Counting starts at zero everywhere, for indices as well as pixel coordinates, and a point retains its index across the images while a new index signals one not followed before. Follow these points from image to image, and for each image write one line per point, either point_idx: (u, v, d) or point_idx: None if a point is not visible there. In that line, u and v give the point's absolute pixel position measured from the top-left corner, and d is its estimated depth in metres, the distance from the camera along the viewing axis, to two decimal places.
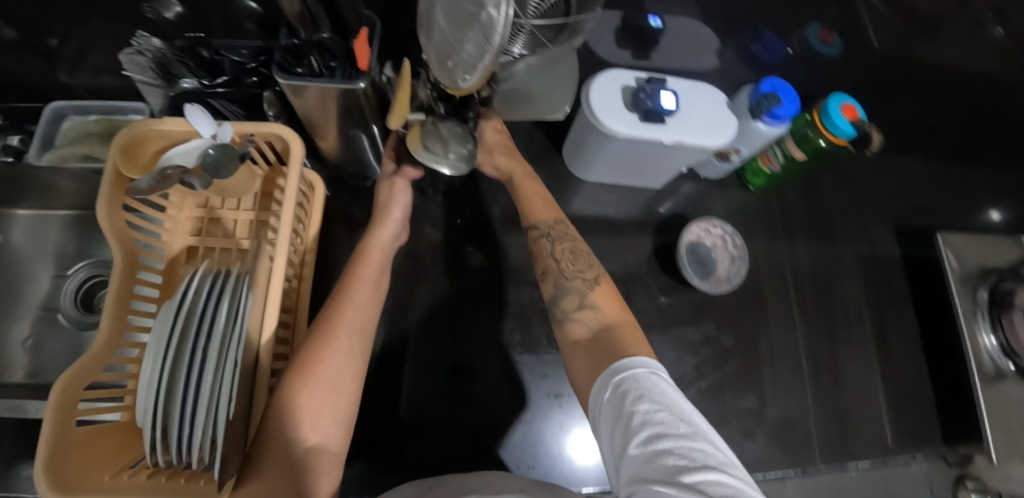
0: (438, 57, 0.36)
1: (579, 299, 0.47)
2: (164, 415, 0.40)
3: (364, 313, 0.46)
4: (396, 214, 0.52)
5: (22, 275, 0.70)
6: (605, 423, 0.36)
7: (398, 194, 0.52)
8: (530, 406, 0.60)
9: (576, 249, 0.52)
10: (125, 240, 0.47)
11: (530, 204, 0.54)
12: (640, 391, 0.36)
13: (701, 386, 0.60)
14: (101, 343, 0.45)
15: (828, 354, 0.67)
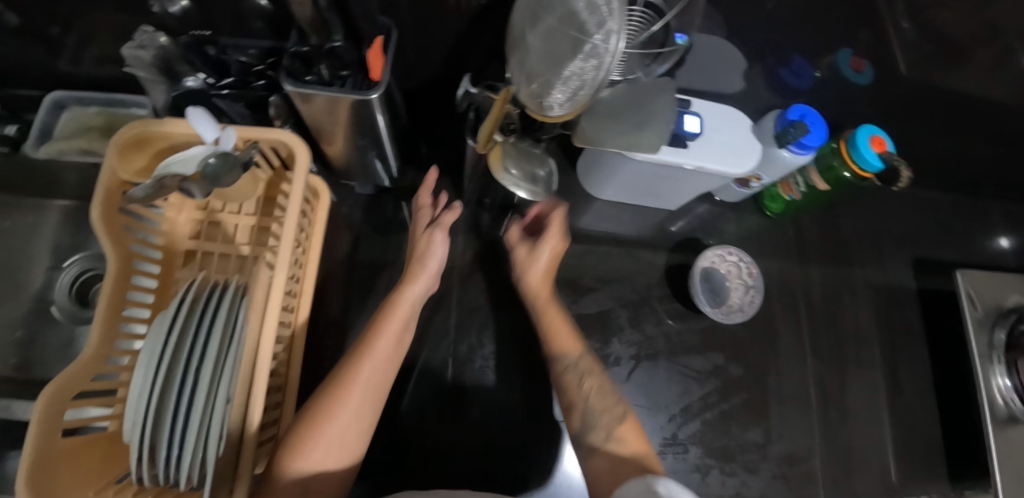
0: (530, 83, 0.41)
1: (604, 431, 0.43)
2: (152, 432, 0.38)
3: (386, 368, 0.42)
4: (432, 267, 0.49)
5: (16, 265, 0.68)
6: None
7: (433, 248, 0.50)
8: (529, 427, 0.59)
9: (603, 385, 0.48)
10: (119, 243, 0.45)
11: (556, 334, 0.51)
12: (664, 476, 0.33)
13: (707, 418, 0.58)
14: (91, 351, 0.43)
15: (838, 389, 0.65)
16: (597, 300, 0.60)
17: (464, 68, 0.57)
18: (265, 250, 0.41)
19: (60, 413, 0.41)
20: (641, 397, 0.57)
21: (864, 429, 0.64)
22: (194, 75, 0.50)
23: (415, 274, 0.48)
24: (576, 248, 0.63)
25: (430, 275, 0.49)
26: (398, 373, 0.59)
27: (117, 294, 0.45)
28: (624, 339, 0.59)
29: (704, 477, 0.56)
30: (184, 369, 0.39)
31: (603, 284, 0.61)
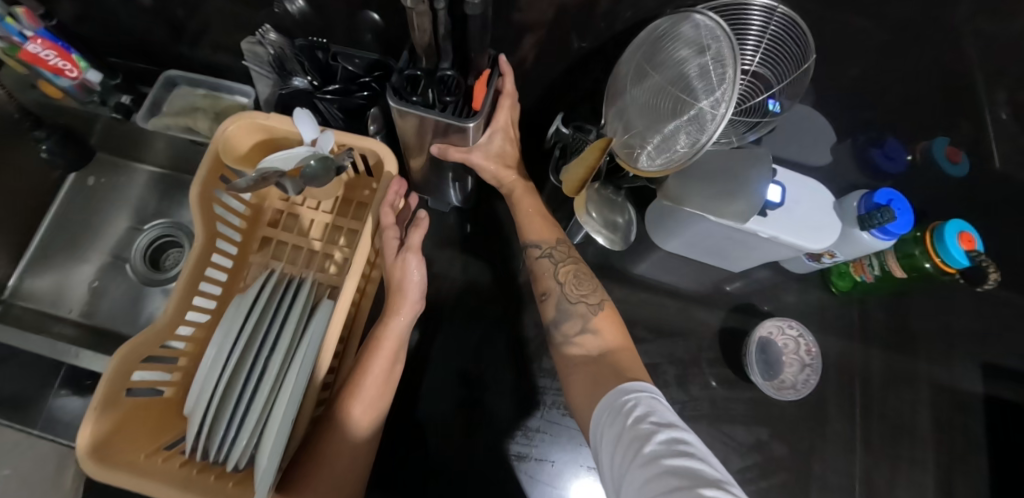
0: (628, 136, 0.42)
1: (580, 324, 0.47)
2: (215, 410, 0.41)
3: (375, 403, 0.43)
4: (414, 296, 0.45)
5: (102, 218, 0.73)
6: (607, 447, 0.36)
7: (409, 274, 0.45)
8: (552, 466, 0.56)
9: (584, 273, 0.50)
10: (209, 222, 0.48)
11: (528, 219, 0.52)
12: (642, 410, 0.35)
13: (742, 493, 0.56)
14: (165, 321, 0.45)
15: (886, 488, 0.61)
16: (644, 350, 0.59)
17: (551, 103, 0.59)
18: (337, 258, 0.42)
19: (129, 373, 0.44)
20: None
21: None
22: (300, 75, 0.53)
23: (396, 305, 0.45)
24: (630, 295, 0.62)
25: (412, 306, 0.45)
26: (419, 381, 0.59)
27: (197, 271, 0.48)
28: (666, 394, 0.58)
29: None
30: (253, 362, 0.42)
31: (653, 334, 0.60)
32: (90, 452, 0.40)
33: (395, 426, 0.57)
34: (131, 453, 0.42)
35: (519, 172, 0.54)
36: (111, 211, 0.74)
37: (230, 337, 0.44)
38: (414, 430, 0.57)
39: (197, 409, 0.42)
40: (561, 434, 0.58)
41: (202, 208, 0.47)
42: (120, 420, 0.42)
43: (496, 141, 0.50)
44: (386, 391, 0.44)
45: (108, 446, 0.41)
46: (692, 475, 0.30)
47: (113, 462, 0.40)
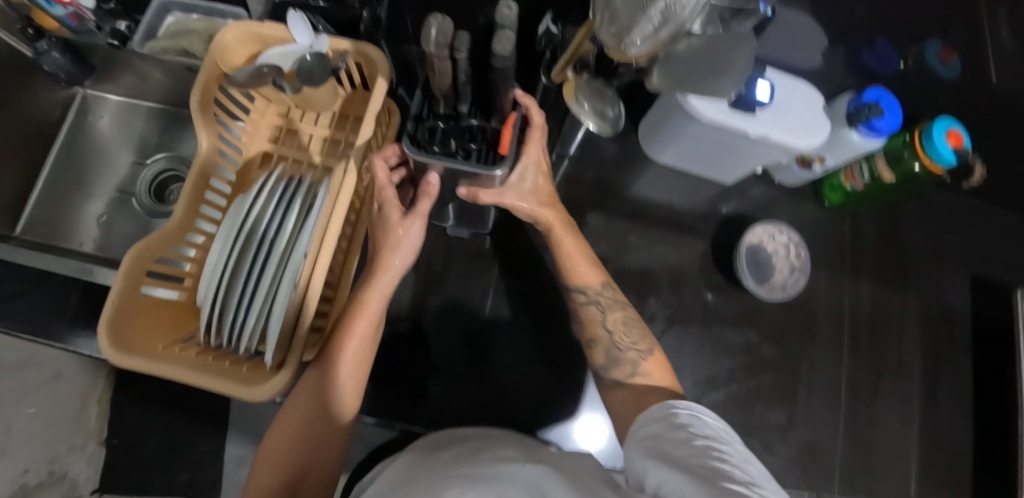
0: (615, 25, 0.40)
1: (631, 368, 0.47)
2: (224, 297, 0.43)
3: (360, 363, 0.42)
4: (397, 258, 0.43)
5: (106, 155, 0.75)
6: (640, 440, 0.36)
7: (406, 237, 0.43)
8: (553, 386, 0.59)
9: (632, 318, 0.49)
10: (212, 132, 0.49)
11: (580, 263, 0.50)
12: (683, 421, 0.35)
13: (731, 390, 0.58)
14: (174, 224, 0.47)
15: (871, 389, 0.63)
16: (637, 258, 0.61)
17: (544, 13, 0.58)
18: (322, 165, 0.42)
19: (142, 273, 0.46)
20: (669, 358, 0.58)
21: (890, 435, 0.63)
22: None
23: (378, 267, 0.42)
24: (624, 208, 0.64)
25: (394, 270, 0.43)
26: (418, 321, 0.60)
27: (202, 183, 0.49)
28: (659, 299, 0.60)
29: None
30: (247, 271, 0.43)
31: (646, 246, 0.62)
32: (109, 339, 0.41)
33: (402, 337, 0.59)
34: (149, 344, 0.45)
35: (557, 208, 0.50)
36: (117, 145, 0.76)
37: (230, 237, 0.45)
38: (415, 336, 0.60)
39: (206, 302, 0.44)
40: (560, 346, 0.61)
41: (202, 115, 0.48)
42: (137, 317, 0.44)
43: (528, 178, 0.46)
44: (368, 354, 0.43)
45: (126, 339, 0.43)
46: (719, 472, 0.29)
47: (133, 352, 0.42)
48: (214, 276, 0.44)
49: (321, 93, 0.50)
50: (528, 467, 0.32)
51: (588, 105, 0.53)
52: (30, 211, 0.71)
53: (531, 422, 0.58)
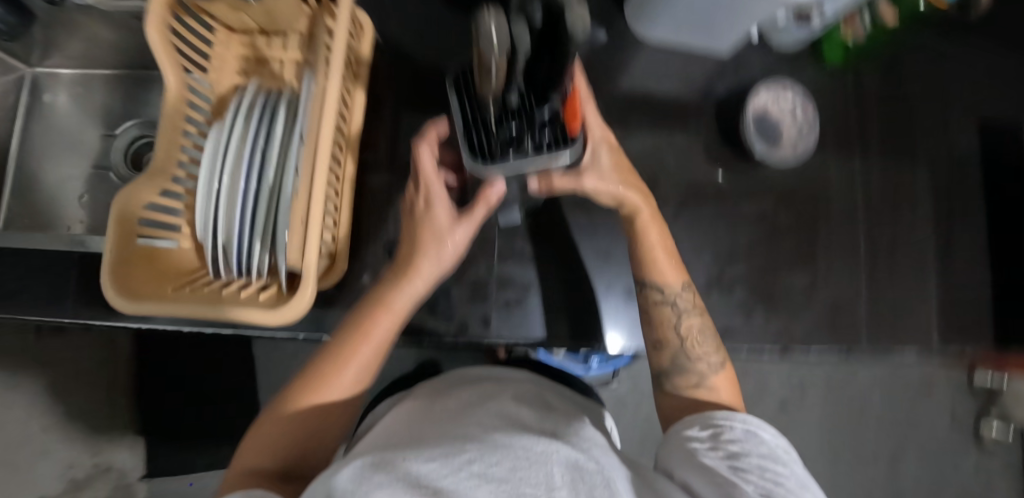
0: None
1: (698, 378, 0.45)
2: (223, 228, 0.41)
3: (375, 354, 0.42)
4: (434, 267, 0.44)
5: (73, 133, 0.71)
6: (683, 446, 0.38)
7: (445, 249, 0.44)
8: (581, 287, 0.57)
9: (706, 326, 0.47)
10: (175, 62, 0.45)
11: (660, 259, 0.47)
12: (730, 436, 0.37)
13: (753, 260, 0.58)
14: (157, 165, 0.45)
15: (887, 243, 0.63)
16: (641, 144, 0.60)
17: None
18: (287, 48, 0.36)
19: (135, 218, 0.43)
20: (687, 237, 0.57)
21: (909, 284, 0.64)
22: None
23: (410, 273, 0.43)
24: (621, 96, 0.61)
25: (430, 277, 0.44)
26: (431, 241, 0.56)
27: (176, 120, 0.46)
28: (669, 181, 0.59)
29: (747, 315, 0.56)
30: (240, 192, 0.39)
31: (648, 131, 0.60)
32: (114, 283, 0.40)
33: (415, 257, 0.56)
34: (155, 289, 0.44)
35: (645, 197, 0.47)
36: (82, 121, 0.72)
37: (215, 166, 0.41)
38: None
39: (206, 236, 0.42)
40: (584, 246, 0.58)
41: (161, 43, 0.44)
42: (136, 264, 0.43)
43: (601, 156, 0.45)
44: (383, 352, 0.43)
45: (129, 285, 0.42)
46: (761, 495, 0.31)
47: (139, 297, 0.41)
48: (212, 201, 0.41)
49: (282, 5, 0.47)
50: (547, 442, 0.29)
51: None
52: (5, 203, 0.67)
53: (550, 325, 0.56)
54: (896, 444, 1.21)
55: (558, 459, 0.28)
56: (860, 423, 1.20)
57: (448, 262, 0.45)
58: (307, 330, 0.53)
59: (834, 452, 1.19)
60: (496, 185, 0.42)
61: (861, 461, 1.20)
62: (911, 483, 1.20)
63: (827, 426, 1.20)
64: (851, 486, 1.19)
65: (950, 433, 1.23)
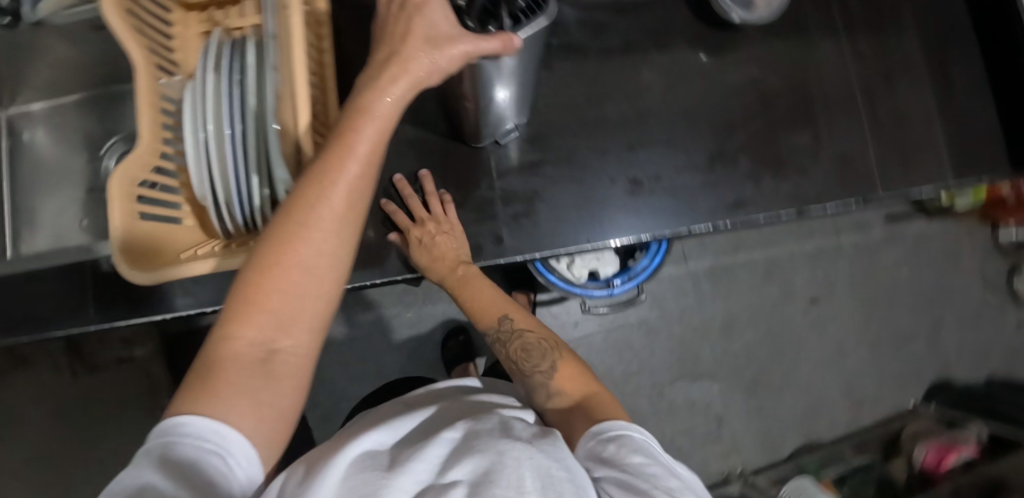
0: None
1: (545, 389, 0.41)
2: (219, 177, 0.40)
3: (350, 194, 0.35)
4: (424, 67, 0.36)
5: (60, 163, 0.72)
6: (593, 466, 0.31)
7: (438, 57, 0.35)
8: (595, 186, 0.53)
9: (539, 345, 0.44)
10: (139, 38, 0.45)
11: (478, 302, 0.48)
12: (636, 447, 0.31)
13: (750, 128, 0.57)
14: (145, 143, 0.45)
15: (883, 88, 0.62)
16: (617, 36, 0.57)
17: None
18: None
19: (134, 196, 0.44)
20: (680, 118, 0.56)
21: (913, 124, 0.62)
22: None
23: (388, 73, 0.36)
24: None
25: (417, 82, 0.36)
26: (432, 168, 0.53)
27: (154, 95, 0.46)
28: (651, 65, 0.57)
29: (757, 182, 0.56)
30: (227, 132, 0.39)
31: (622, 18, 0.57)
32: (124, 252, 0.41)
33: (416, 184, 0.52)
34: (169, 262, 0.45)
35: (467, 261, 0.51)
36: (66, 150, 0.72)
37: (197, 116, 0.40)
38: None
39: (204, 191, 0.40)
40: (589, 145, 0.54)
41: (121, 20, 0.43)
42: (146, 241, 0.44)
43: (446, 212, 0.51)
44: (359, 195, 0.36)
45: (143, 261, 0.43)
46: None
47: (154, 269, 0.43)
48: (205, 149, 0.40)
49: None
50: (524, 447, 0.25)
51: None
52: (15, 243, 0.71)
53: (564, 233, 0.52)
54: (934, 317, 1.20)
55: (533, 464, 0.24)
56: (893, 303, 1.19)
57: (442, 72, 0.37)
58: None
59: (872, 336, 1.18)
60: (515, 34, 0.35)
61: (902, 341, 1.18)
62: (957, 352, 1.19)
63: (860, 312, 1.19)
64: (897, 367, 1.18)
65: (987, 296, 1.21)
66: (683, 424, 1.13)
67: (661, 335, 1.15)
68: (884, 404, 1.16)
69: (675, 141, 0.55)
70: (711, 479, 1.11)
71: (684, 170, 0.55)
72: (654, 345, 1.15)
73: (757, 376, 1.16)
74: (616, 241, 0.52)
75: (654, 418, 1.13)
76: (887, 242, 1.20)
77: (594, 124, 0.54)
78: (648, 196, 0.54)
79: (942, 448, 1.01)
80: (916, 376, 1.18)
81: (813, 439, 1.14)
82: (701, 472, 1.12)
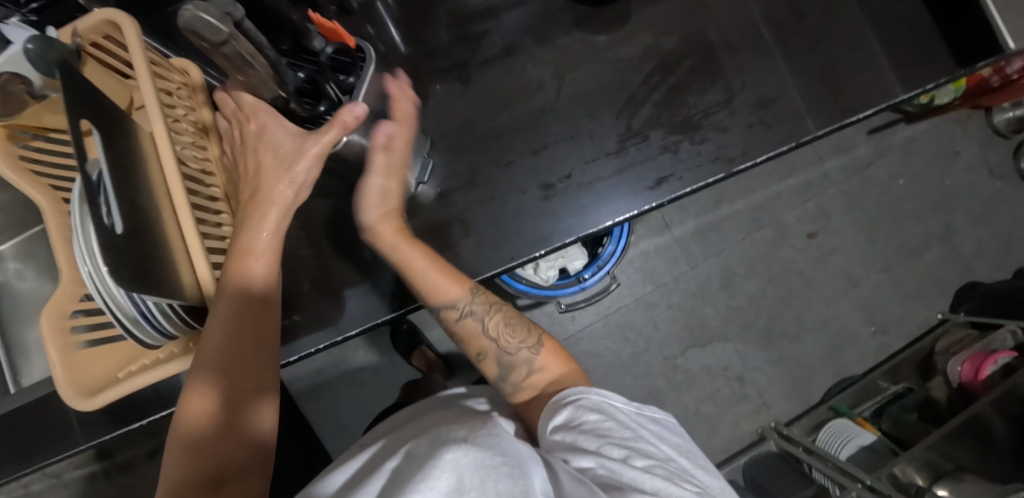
0: None
1: (526, 368, 0.47)
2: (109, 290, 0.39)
3: (257, 318, 0.41)
4: (286, 193, 0.44)
5: (34, 293, 0.76)
6: (554, 429, 0.38)
7: (294, 171, 0.43)
8: (513, 200, 0.53)
9: (511, 316, 0.50)
10: (38, 184, 0.46)
11: (434, 282, 0.47)
12: (590, 406, 0.38)
13: (656, 98, 0.55)
14: (67, 279, 0.46)
15: (793, 15, 0.58)
16: (500, 45, 0.58)
17: None
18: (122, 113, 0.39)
19: (68, 329, 0.46)
20: (582, 108, 0.55)
21: (841, 44, 0.57)
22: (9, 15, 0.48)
23: (259, 210, 0.43)
24: (462, 7, 0.59)
25: (285, 207, 0.44)
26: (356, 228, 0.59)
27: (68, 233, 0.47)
28: (539, 63, 0.57)
29: (676, 153, 0.53)
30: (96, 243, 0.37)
31: (501, 25, 0.59)
32: (72, 385, 0.44)
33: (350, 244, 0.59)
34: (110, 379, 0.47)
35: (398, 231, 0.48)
36: (36, 279, 0.76)
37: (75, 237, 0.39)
38: (352, 250, 0.59)
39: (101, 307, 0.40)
40: (494, 162, 0.54)
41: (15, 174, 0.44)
42: (86, 364, 0.47)
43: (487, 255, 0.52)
44: (264, 315, 0.42)
45: (83, 385, 0.45)
46: (645, 452, 0.33)
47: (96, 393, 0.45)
48: (105, 283, 0.38)
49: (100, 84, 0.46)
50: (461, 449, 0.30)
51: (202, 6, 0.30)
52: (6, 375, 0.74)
53: (488, 255, 0.52)
54: (942, 222, 1.14)
55: (468, 461, 0.29)
56: (895, 217, 1.13)
57: (303, 187, 0.45)
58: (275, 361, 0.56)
59: (881, 257, 1.13)
60: (356, 103, 0.40)
61: (914, 254, 1.13)
62: (976, 252, 1.13)
63: (863, 235, 1.13)
64: (914, 282, 1.12)
65: (995, 187, 1.15)
66: (704, 392, 1.08)
67: (661, 308, 1.10)
68: (911, 324, 1.11)
69: (580, 133, 0.54)
70: (747, 441, 1.07)
71: (594, 161, 0.53)
72: (656, 320, 1.10)
73: (771, 325, 1.11)
74: (542, 251, 0.52)
75: (674, 394, 1.08)
76: (875, 157, 1.14)
77: (493, 140, 0.55)
78: (564, 197, 0.52)
79: (978, 359, 0.92)
80: (938, 286, 1.12)
81: (844, 376, 1.09)
82: (735, 437, 1.07)
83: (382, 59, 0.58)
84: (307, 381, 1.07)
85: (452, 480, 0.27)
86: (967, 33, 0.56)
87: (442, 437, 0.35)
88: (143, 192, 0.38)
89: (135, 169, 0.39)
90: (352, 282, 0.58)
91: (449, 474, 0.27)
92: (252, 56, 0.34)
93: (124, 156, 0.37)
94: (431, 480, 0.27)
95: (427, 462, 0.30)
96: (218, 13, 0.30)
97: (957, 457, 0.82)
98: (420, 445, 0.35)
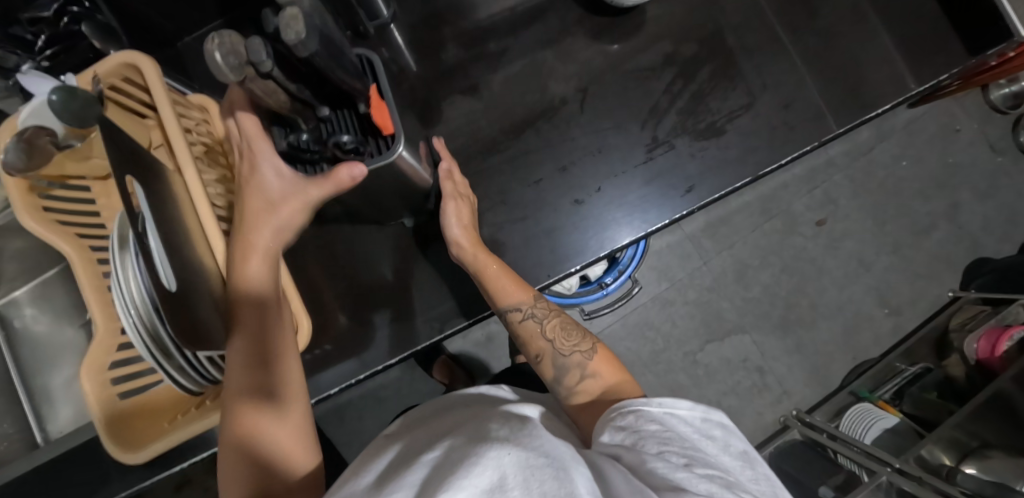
0: None
1: (579, 370, 0.44)
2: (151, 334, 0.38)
3: (268, 326, 0.40)
4: (268, 240, 0.44)
5: (51, 337, 0.75)
6: (612, 436, 0.34)
7: (277, 217, 0.44)
8: (545, 213, 0.53)
9: (569, 323, 0.49)
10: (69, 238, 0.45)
11: (500, 283, 0.48)
12: (650, 415, 0.34)
13: (679, 107, 0.55)
14: (101, 330, 0.46)
15: (807, 14, 0.58)
16: (517, 61, 0.58)
17: None
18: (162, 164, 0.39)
19: (106, 383, 0.46)
20: (605, 120, 0.55)
21: (857, 39, 0.57)
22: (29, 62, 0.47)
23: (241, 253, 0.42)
24: (477, 25, 0.59)
25: (270, 252, 0.44)
26: (383, 255, 0.59)
27: (100, 284, 0.46)
28: (559, 78, 0.57)
29: (703, 159, 0.53)
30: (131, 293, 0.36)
31: (519, 42, 0.58)
32: (114, 441, 0.44)
33: (382, 267, 0.58)
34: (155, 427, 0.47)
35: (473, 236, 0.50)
36: (54, 323, 0.75)
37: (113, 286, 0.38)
38: (380, 275, 0.58)
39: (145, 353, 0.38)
40: (522, 178, 0.54)
41: (45, 228, 0.44)
42: (133, 414, 0.47)
43: (525, 269, 0.52)
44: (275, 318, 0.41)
45: (132, 438, 0.46)
46: (709, 467, 0.29)
47: (142, 446, 0.45)
48: (150, 332, 0.37)
49: (130, 130, 0.45)
50: (501, 445, 0.25)
51: (221, 47, 0.33)
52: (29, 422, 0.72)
53: (524, 273, 0.52)
54: (947, 200, 1.15)
55: (513, 460, 0.24)
56: (901, 199, 1.14)
57: (283, 231, 0.45)
58: (314, 393, 0.56)
59: (890, 240, 1.14)
60: (354, 164, 0.40)
61: (922, 234, 1.14)
62: (982, 228, 1.14)
63: (871, 219, 1.14)
64: (924, 261, 1.13)
65: (996, 162, 1.16)
66: (725, 385, 1.09)
67: (677, 305, 1.11)
68: (924, 304, 1.12)
69: (606, 146, 0.54)
70: (771, 430, 1.07)
71: (623, 175, 0.53)
72: (673, 317, 1.10)
73: (787, 314, 1.12)
74: (578, 267, 0.52)
75: (696, 389, 1.08)
76: (877, 140, 1.15)
77: (519, 158, 0.55)
78: (595, 211, 0.53)
79: (993, 335, 0.92)
80: (947, 265, 1.13)
81: (861, 359, 1.10)
82: (759, 427, 1.07)
83: (397, 81, 0.58)
84: (329, 403, 1.06)
85: (494, 479, 0.22)
86: (974, 19, 0.55)
87: (477, 436, 0.29)
88: (185, 246, 0.39)
89: (178, 221, 0.39)
90: (385, 308, 0.57)
91: (492, 473, 0.23)
92: (268, 95, 0.36)
93: (165, 209, 0.37)
94: (472, 477, 0.22)
95: (464, 460, 0.24)
96: (234, 61, 0.33)
97: (983, 435, 0.83)
98: (462, 432, 0.31)
